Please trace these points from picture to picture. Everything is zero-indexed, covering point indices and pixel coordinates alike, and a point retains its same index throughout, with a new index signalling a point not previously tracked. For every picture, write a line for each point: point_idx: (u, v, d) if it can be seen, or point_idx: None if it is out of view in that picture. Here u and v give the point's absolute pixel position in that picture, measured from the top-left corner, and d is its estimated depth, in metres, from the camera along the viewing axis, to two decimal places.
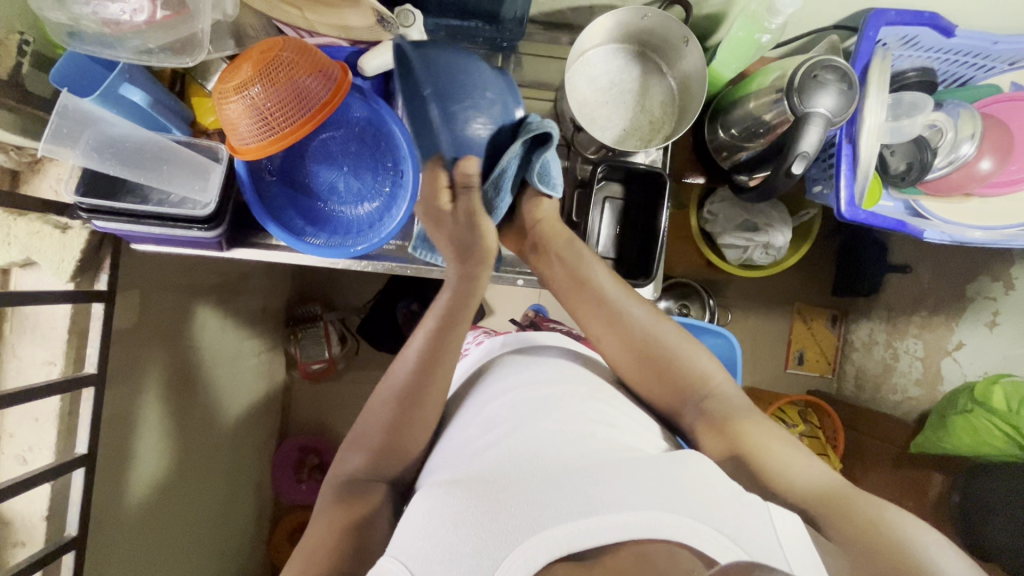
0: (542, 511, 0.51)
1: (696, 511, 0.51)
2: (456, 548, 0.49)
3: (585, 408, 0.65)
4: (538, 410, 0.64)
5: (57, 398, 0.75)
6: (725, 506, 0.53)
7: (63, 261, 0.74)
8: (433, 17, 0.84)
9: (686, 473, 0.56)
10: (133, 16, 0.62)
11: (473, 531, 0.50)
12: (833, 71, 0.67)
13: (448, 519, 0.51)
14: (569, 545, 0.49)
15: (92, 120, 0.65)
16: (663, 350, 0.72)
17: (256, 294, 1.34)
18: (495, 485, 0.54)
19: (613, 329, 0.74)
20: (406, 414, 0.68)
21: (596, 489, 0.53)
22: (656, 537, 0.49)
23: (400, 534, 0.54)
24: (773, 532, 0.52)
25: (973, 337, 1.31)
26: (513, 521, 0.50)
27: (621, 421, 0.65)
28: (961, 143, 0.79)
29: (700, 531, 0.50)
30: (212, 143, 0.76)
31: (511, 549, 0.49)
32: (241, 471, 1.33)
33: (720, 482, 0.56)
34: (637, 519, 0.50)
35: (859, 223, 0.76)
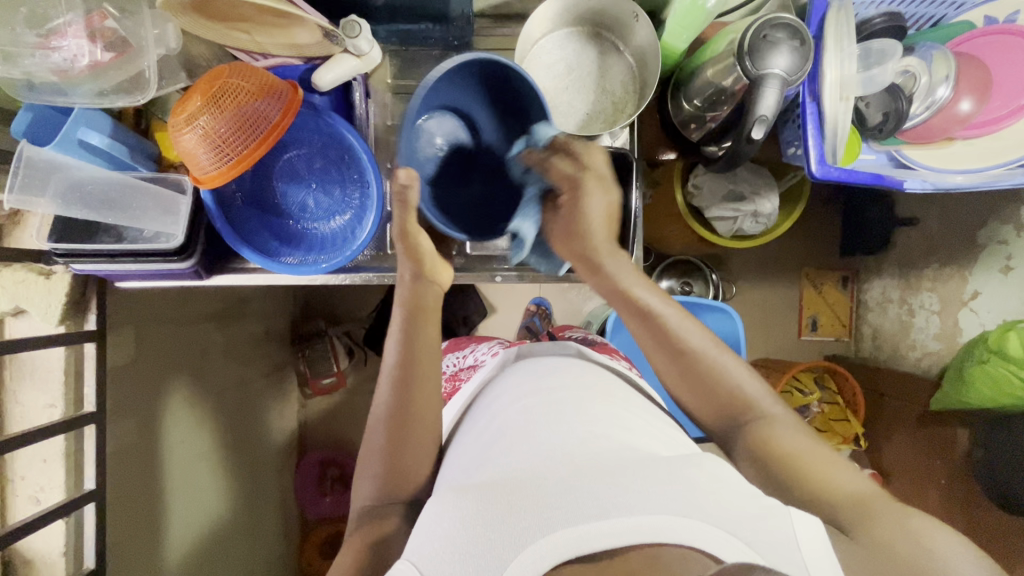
0: (552, 512, 0.50)
1: (710, 513, 0.50)
2: (467, 549, 0.49)
3: (598, 416, 0.65)
4: (553, 419, 0.65)
5: (61, 437, 0.78)
6: (741, 507, 0.52)
7: (51, 306, 0.77)
8: (384, 24, 0.84)
9: (699, 474, 0.55)
10: (77, 61, 0.64)
11: (484, 532, 0.50)
12: (783, 29, 0.64)
13: (458, 520, 0.51)
14: (581, 545, 0.48)
15: (57, 167, 0.67)
16: (721, 375, 0.69)
17: (257, 317, 1.36)
18: (506, 488, 0.54)
19: (665, 348, 0.70)
20: (398, 436, 0.68)
21: (608, 491, 0.52)
22: (667, 539, 0.48)
23: (412, 537, 0.54)
24: (794, 536, 0.50)
25: (988, 284, 1.26)
26: (523, 521, 0.50)
27: (635, 427, 0.65)
28: (936, 86, 0.76)
29: (716, 535, 0.49)
30: (177, 176, 0.75)
31: (522, 549, 0.48)
32: (263, 491, 1.36)
33: (740, 489, 0.55)
34: (647, 521, 0.49)
35: (833, 182, 0.72)
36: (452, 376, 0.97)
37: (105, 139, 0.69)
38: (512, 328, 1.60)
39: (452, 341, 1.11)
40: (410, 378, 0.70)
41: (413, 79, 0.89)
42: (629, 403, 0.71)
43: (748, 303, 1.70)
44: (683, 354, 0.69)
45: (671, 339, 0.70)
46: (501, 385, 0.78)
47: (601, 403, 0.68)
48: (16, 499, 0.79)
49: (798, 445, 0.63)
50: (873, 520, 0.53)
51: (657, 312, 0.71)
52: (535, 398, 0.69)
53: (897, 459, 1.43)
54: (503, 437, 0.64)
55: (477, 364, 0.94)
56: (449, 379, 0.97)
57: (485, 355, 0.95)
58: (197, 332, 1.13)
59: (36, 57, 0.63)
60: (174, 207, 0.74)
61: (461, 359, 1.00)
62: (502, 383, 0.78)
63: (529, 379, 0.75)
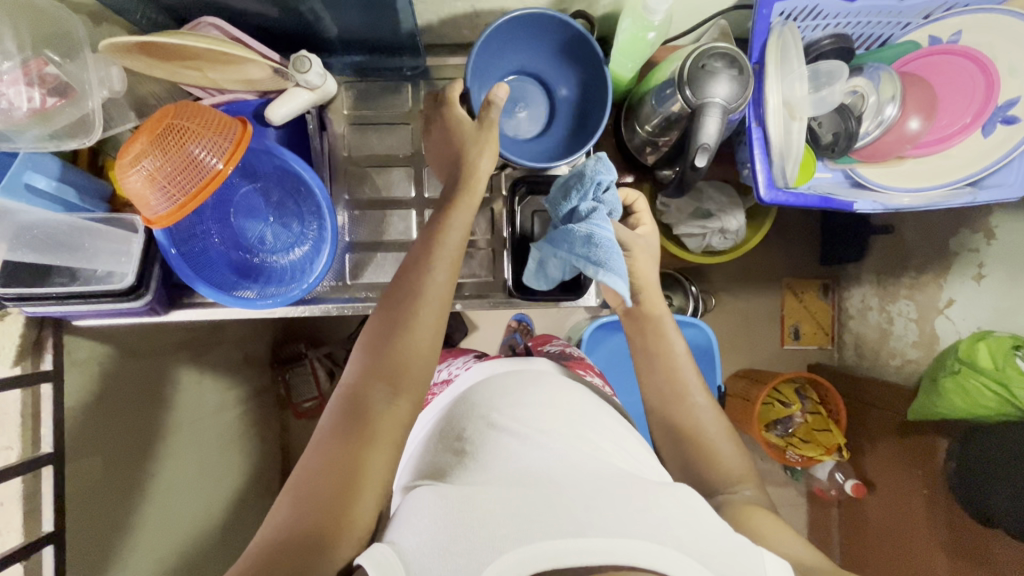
0: (532, 523, 0.49)
1: (685, 543, 0.50)
2: (445, 547, 0.49)
3: (577, 435, 0.65)
4: (537, 429, 0.64)
5: (18, 479, 0.78)
6: (713, 544, 0.51)
7: (4, 348, 0.76)
8: (339, 56, 0.85)
9: (674, 507, 0.54)
10: (20, 104, 0.63)
11: (466, 534, 0.49)
12: (721, 58, 0.65)
13: (440, 519, 0.51)
14: (559, 558, 0.47)
15: (6, 213, 0.66)
16: (704, 440, 0.71)
17: (234, 343, 1.36)
18: (491, 493, 0.53)
19: (669, 394, 0.73)
20: (387, 351, 0.62)
21: (586, 510, 0.51)
22: (640, 563, 0.47)
23: (392, 530, 0.54)
24: (763, 571, 0.51)
25: (962, 292, 1.26)
26: (503, 528, 0.49)
27: (608, 447, 0.65)
28: (884, 106, 0.77)
29: (687, 564, 0.48)
30: (129, 215, 0.76)
31: (499, 554, 0.47)
32: (248, 516, 1.34)
33: (711, 521, 0.54)
34: (624, 543, 0.48)
35: (782, 206, 0.73)
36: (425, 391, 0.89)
37: (53, 182, 0.69)
38: (493, 345, 1.60)
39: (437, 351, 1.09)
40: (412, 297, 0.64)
41: (369, 110, 0.89)
42: (601, 416, 0.71)
43: (730, 314, 1.70)
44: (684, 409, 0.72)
45: (679, 392, 0.73)
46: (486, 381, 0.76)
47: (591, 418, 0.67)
48: None
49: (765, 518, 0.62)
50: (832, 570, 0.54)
51: (681, 373, 0.74)
52: (521, 399, 0.68)
53: (881, 469, 1.42)
54: (489, 442, 0.63)
55: (450, 379, 0.85)
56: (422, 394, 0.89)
57: (459, 369, 0.87)
58: (167, 364, 1.12)
59: None
60: (126, 246, 0.75)
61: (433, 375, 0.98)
62: (488, 376, 0.77)
63: (515, 379, 0.73)
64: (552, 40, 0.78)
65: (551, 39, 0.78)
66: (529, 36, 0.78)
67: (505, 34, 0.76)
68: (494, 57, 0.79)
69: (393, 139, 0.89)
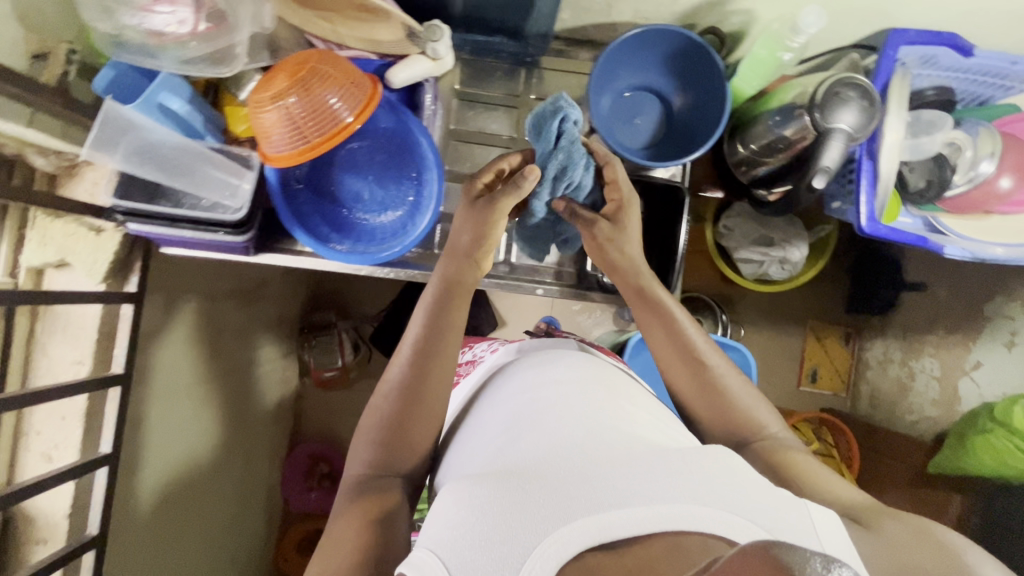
0: (570, 501, 0.46)
1: (729, 501, 0.47)
2: (487, 536, 0.45)
3: (604, 408, 0.61)
4: (560, 408, 0.61)
5: (84, 397, 0.77)
6: (759, 497, 0.48)
7: (97, 262, 0.77)
8: (460, 32, 0.87)
9: (710, 464, 0.51)
10: (178, 26, 0.63)
11: (504, 521, 0.46)
12: (855, 88, 0.67)
13: (476, 509, 0.47)
14: (602, 533, 0.44)
15: (133, 127, 0.67)
16: (726, 399, 0.68)
17: (272, 301, 1.35)
18: (525, 476, 0.50)
19: (688, 368, 0.69)
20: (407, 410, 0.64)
21: (623, 480, 0.48)
22: (688, 527, 0.45)
23: (428, 527, 0.50)
24: (812, 525, 0.47)
25: (990, 356, 1.29)
26: (541, 512, 0.46)
27: (639, 420, 0.61)
28: (980, 161, 0.80)
29: (731, 521, 0.45)
30: (244, 151, 0.77)
31: (543, 538, 0.44)
32: (254, 474, 1.33)
33: (753, 478, 0.51)
34: (666, 509, 0.45)
35: (880, 238, 0.75)
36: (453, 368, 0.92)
37: (186, 106, 0.71)
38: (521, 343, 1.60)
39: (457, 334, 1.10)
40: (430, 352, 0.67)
41: (480, 89, 0.91)
42: (631, 394, 0.67)
43: (753, 348, 1.71)
44: (707, 382, 0.68)
45: (695, 362, 0.69)
46: (505, 375, 0.73)
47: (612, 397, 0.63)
48: (26, 455, 0.77)
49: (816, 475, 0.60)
50: (884, 515, 0.52)
51: (693, 344, 0.70)
52: (544, 386, 0.66)
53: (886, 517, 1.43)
54: (515, 426, 0.60)
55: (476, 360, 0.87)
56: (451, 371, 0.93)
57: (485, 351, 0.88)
58: (217, 309, 1.11)
59: (135, 16, 0.62)
60: (236, 181, 0.75)
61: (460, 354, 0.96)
62: (508, 369, 0.74)
63: (533, 369, 0.71)
64: (679, 56, 0.80)
65: (679, 55, 0.80)
66: (645, 53, 0.81)
67: (636, 43, 0.79)
68: (618, 64, 0.81)
69: (497, 120, 0.91)
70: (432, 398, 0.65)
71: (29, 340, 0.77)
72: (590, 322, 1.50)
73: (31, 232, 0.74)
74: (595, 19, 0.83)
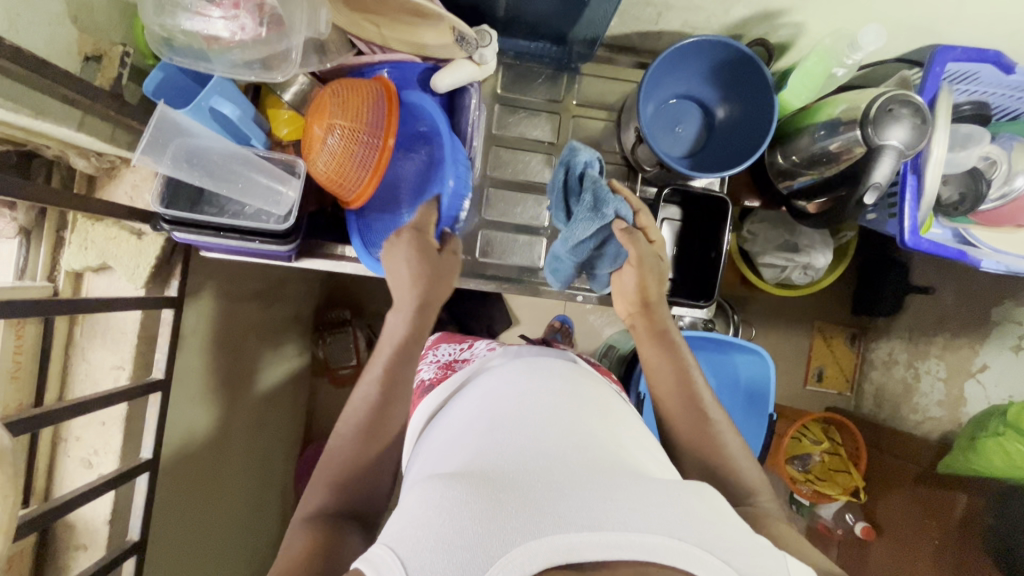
0: (542, 513, 0.42)
1: (704, 536, 0.43)
2: (450, 538, 0.41)
3: (591, 423, 0.57)
4: (543, 417, 0.56)
5: (125, 403, 0.76)
6: (739, 539, 0.45)
7: (138, 267, 0.76)
8: (503, 36, 0.86)
9: (697, 501, 0.47)
10: (235, 33, 0.63)
11: (472, 523, 0.42)
12: (908, 106, 0.68)
13: (444, 510, 0.43)
14: (571, 553, 0.40)
15: (182, 130, 0.66)
16: (717, 452, 0.64)
17: (293, 300, 1.32)
18: (498, 483, 0.45)
19: (689, 410, 0.66)
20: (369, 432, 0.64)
21: (600, 500, 0.44)
22: (660, 560, 0.41)
23: (392, 523, 0.45)
24: (787, 573, 0.43)
25: (997, 360, 1.22)
26: (511, 519, 0.42)
27: (628, 444, 0.57)
28: (1016, 176, 0.82)
29: (706, 560, 0.41)
30: (291, 159, 0.75)
31: (507, 548, 0.40)
32: (272, 473, 1.31)
33: (733, 519, 0.47)
34: (641, 539, 0.42)
35: (921, 251, 0.78)
36: (445, 365, 0.83)
37: (237, 112, 0.70)
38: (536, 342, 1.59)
39: (445, 333, 0.99)
40: (394, 378, 0.66)
41: (523, 93, 0.90)
42: (620, 415, 0.63)
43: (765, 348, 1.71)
44: (705, 429, 0.65)
45: (696, 406, 0.66)
46: (489, 377, 0.68)
47: (598, 415, 0.60)
48: (66, 461, 0.76)
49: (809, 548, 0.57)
50: None
51: (698, 390, 0.67)
52: (528, 392, 0.61)
53: (893, 517, 1.40)
54: (494, 425, 0.56)
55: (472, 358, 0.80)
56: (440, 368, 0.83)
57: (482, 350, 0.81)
58: (242, 311, 1.09)
59: (192, 21, 0.62)
60: (280, 189, 0.73)
61: (457, 350, 0.86)
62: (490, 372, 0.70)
63: (517, 373, 0.66)
64: (725, 66, 0.80)
65: (725, 66, 0.80)
66: (687, 65, 0.81)
67: (683, 53, 0.79)
68: (662, 73, 0.81)
69: (539, 126, 0.91)
70: (381, 436, 0.64)
71: (69, 346, 0.75)
72: (603, 323, 1.48)
73: (71, 236, 0.73)
74: (641, 28, 0.84)
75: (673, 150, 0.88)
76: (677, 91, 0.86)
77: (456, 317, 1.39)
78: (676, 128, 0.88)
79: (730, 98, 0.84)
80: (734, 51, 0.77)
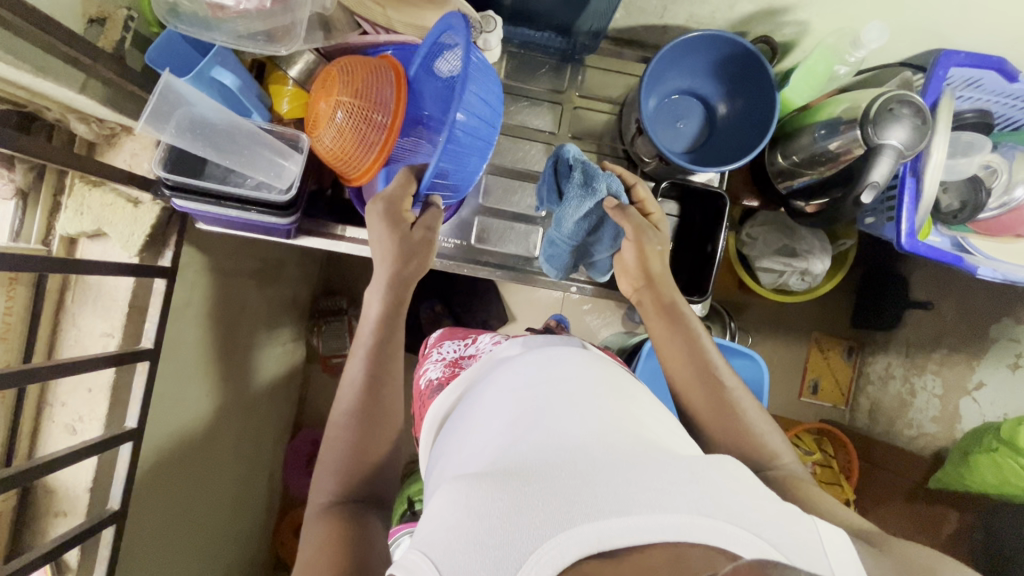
0: (570, 506, 0.42)
1: (734, 512, 0.42)
2: (480, 538, 0.41)
3: (614, 404, 0.56)
4: (565, 399, 0.55)
5: (112, 370, 0.76)
6: (762, 509, 0.44)
7: (133, 235, 0.76)
8: (508, 24, 0.86)
9: (721, 477, 0.46)
10: (241, 3, 0.64)
11: (501, 522, 0.41)
12: (909, 106, 0.68)
13: (472, 510, 0.42)
14: (601, 540, 0.40)
15: (183, 101, 0.65)
16: (737, 422, 0.65)
17: (289, 284, 1.31)
18: (524, 477, 0.45)
19: (698, 378, 0.68)
20: (367, 430, 0.64)
21: (627, 484, 0.44)
22: (691, 539, 0.40)
23: (421, 526, 0.46)
24: (822, 546, 0.43)
25: (993, 377, 1.21)
26: (539, 515, 0.42)
27: (652, 422, 0.56)
28: (1015, 186, 0.82)
29: (736, 535, 0.41)
30: (293, 131, 0.75)
31: (539, 544, 0.40)
32: (260, 457, 1.30)
33: (759, 492, 0.46)
34: (668, 520, 0.41)
35: (919, 255, 0.77)
36: (451, 363, 0.82)
37: (237, 81, 0.71)
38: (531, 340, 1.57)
39: (447, 329, 0.96)
40: (378, 375, 0.67)
41: (526, 83, 0.91)
42: (642, 395, 0.62)
43: None
44: (722, 400, 0.66)
45: (710, 377, 0.67)
46: (507, 362, 0.67)
47: (619, 393, 0.59)
48: (49, 426, 0.76)
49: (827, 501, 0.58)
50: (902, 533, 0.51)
51: (709, 359, 0.69)
52: (547, 376, 0.60)
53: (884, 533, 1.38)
54: (516, 412, 0.55)
55: (479, 354, 0.79)
56: (446, 365, 0.81)
57: (487, 346, 0.80)
58: (236, 291, 1.08)
59: None
60: (283, 161, 0.73)
61: (462, 346, 0.84)
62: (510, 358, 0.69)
63: (535, 358, 0.64)
64: (731, 61, 0.80)
65: (730, 61, 0.80)
66: (692, 58, 0.81)
67: (687, 45, 0.78)
68: (666, 65, 0.81)
69: (540, 115, 0.91)
70: (382, 434, 0.65)
71: (59, 310, 0.75)
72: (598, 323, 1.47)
73: (68, 200, 0.73)
74: (646, 21, 0.84)
75: (675, 144, 0.88)
76: (680, 85, 0.86)
77: (451, 309, 1.38)
78: (679, 122, 0.88)
79: (734, 94, 0.84)
80: (740, 46, 0.77)
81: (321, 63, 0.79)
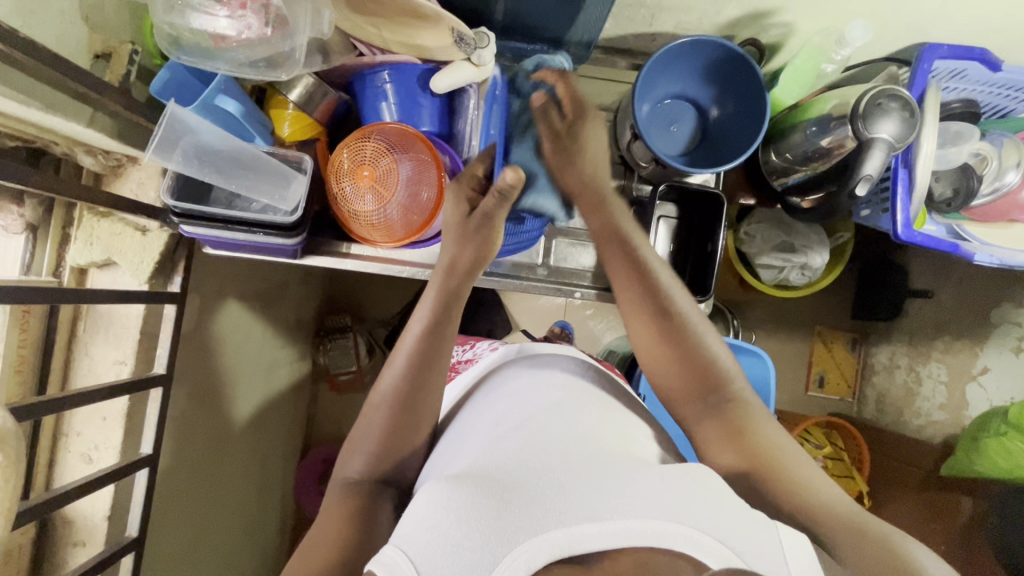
0: (546, 511, 0.45)
1: (702, 520, 0.45)
2: (459, 541, 0.43)
3: (593, 420, 0.59)
4: (544, 416, 0.59)
5: (126, 397, 0.77)
6: (733, 518, 0.47)
7: (142, 263, 0.78)
8: (501, 39, 0.88)
9: (694, 486, 0.49)
10: (242, 33, 0.66)
11: (478, 525, 0.44)
12: (896, 100, 0.70)
13: (453, 512, 0.45)
14: (573, 544, 0.43)
15: (189, 129, 0.67)
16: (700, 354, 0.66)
17: (293, 304, 1.32)
18: (502, 483, 0.48)
19: (657, 329, 0.67)
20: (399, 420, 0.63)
21: (600, 494, 0.47)
22: (660, 546, 0.44)
23: (402, 523, 0.47)
24: (781, 549, 0.45)
25: (997, 362, 1.22)
26: (516, 518, 0.44)
27: (627, 437, 0.59)
28: (1006, 172, 0.83)
29: (701, 542, 0.44)
30: (297, 154, 0.77)
31: (513, 547, 0.43)
32: (271, 478, 1.30)
33: (728, 497, 0.49)
34: (638, 526, 0.44)
35: (916, 244, 0.79)
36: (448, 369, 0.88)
37: (239, 107, 0.73)
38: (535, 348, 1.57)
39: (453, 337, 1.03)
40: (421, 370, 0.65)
41: None
42: (618, 407, 0.65)
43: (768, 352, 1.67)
44: (675, 333, 0.67)
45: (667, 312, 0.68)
46: (495, 380, 0.70)
47: (599, 410, 0.62)
48: (66, 456, 0.76)
49: (774, 443, 0.60)
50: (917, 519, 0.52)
51: (658, 281, 0.70)
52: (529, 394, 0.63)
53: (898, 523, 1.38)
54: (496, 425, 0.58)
55: (475, 358, 0.83)
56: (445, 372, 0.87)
57: (485, 350, 0.85)
58: (241, 313, 1.09)
59: (202, 19, 0.64)
60: (287, 183, 0.76)
61: (461, 352, 0.90)
62: (496, 376, 0.71)
63: (518, 377, 0.68)
64: (717, 65, 0.82)
65: (717, 65, 0.82)
66: (680, 64, 0.83)
67: (674, 52, 0.80)
68: (656, 72, 0.83)
69: None
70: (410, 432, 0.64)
71: (71, 341, 0.76)
72: (602, 328, 1.46)
73: (77, 232, 0.74)
74: (635, 29, 0.86)
75: (670, 148, 0.89)
76: (670, 90, 0.88)
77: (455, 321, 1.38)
78: (671, 127, 0.90)
79: (724, 96, 0.86)
80: (727, 50, 0.79)
81: (320, 87, 0.80)
